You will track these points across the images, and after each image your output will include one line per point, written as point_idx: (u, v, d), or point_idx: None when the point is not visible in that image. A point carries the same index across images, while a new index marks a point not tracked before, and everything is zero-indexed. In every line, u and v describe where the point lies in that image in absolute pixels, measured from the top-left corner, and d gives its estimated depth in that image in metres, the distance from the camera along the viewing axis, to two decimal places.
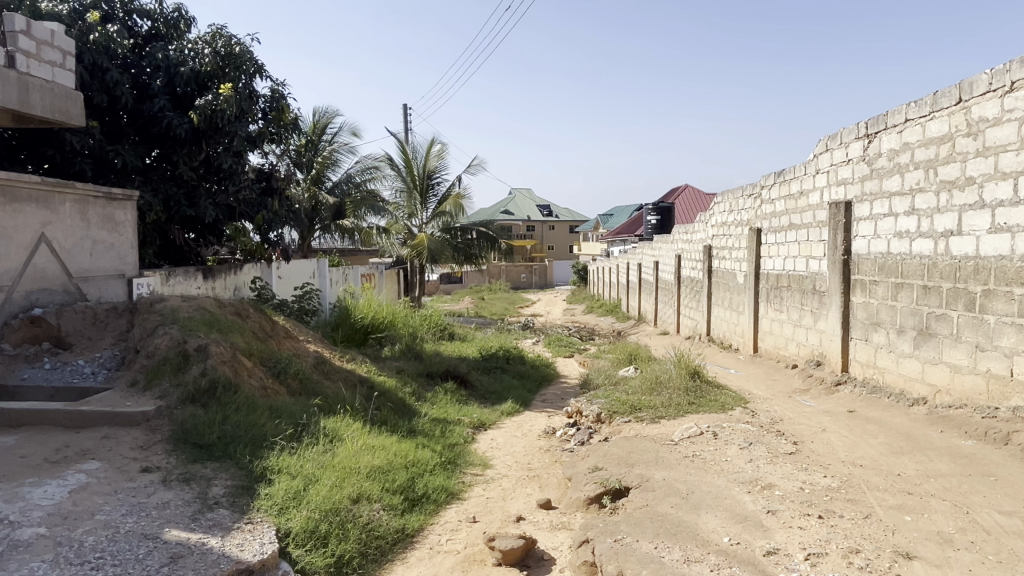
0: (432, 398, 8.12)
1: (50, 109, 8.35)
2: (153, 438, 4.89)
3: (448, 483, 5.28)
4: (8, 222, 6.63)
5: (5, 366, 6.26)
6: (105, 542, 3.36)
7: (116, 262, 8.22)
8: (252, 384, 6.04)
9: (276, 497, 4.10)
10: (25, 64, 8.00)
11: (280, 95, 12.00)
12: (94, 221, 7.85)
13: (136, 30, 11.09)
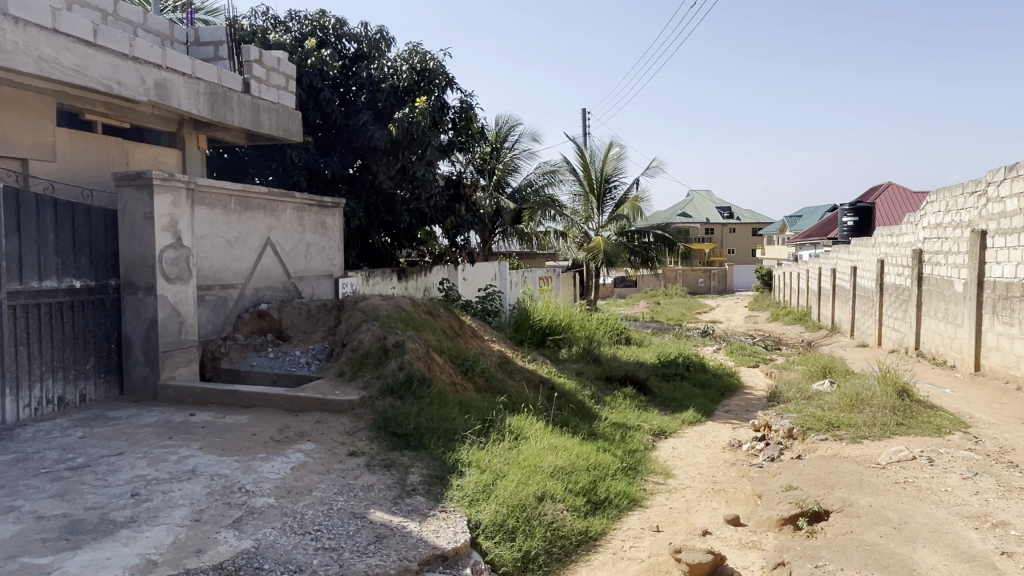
0: (611, 402, 8.09)
1: (275, 127, 9.44)
2: (359, 425, 5.35)
3: (630, 489, 5.23)
4: (243, 228, 7.59)
5: (239, 354, 7.16)
6: (322, 516, 3.72)
7: (325, 263, 9.18)
8: (443, 379, 6.40)
9: (467, 489, 4.30)
10: (258, 89, 9.11)
11: (469, 106, 12.60)
12: (309, 226, 8.81)
13: (345, 52, 12.18)
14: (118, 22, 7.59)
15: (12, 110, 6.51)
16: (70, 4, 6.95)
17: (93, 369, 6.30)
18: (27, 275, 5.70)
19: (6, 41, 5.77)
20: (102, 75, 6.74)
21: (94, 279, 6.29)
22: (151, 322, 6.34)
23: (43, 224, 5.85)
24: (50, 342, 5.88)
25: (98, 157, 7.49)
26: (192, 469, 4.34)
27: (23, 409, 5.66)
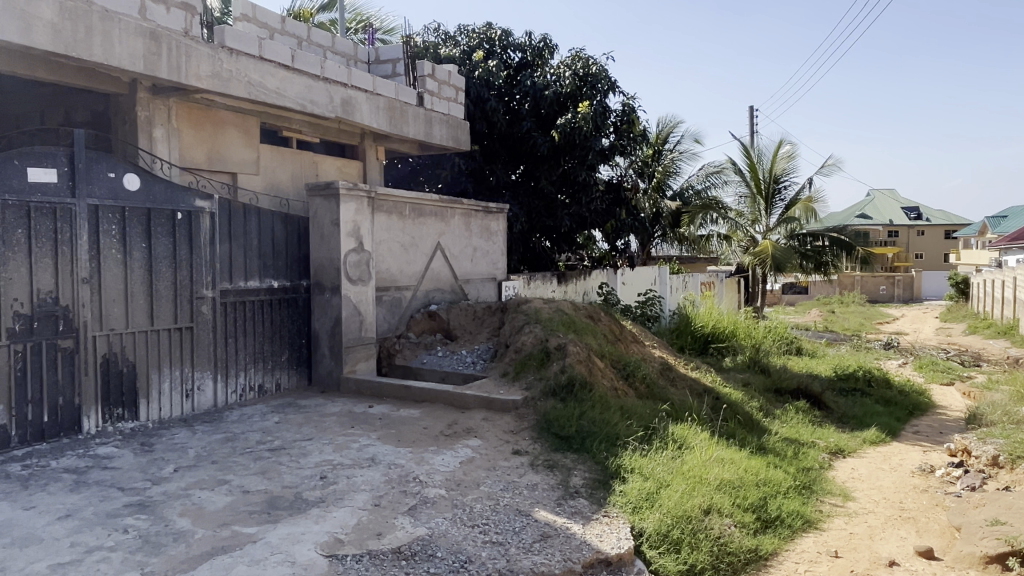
0: (781, 416, 7.65)
1: (446, 137, 9.92)
2: (522, 424, 5.49)
3: (804, 510, 4.91)
4: (416, 233, 8.05)
5: (411, 351, 7.61)
6: (489, 510, 3.86)
7: (489, 267, 9.52)
8: (605, 384, 6.38)
9: (630, 495, 4.26)
10: (431, 101, 9.65)
11: (632, 109, 12.50)
12: (475, 231, 9.19)
13: (510, 62, 12.56)
14: (311, 46, 8.36)
15: (225, 130, 7.38)
16: (272, 33, 7.76)
17: (287, 361, 6.98)
18: (235, 275, 6.42)
19: (223, 70, 6.57)
20: (298, 96, 7.45)
21: (288, 280, 6.96)
22: (336, 320, 6.93)
23: (249, 230, 6.53)
24: (253, 335, 6.59)
25: (293, 170, 8.29)
26: (371, 457, 4.67)
27: (231, 394, 6.41)
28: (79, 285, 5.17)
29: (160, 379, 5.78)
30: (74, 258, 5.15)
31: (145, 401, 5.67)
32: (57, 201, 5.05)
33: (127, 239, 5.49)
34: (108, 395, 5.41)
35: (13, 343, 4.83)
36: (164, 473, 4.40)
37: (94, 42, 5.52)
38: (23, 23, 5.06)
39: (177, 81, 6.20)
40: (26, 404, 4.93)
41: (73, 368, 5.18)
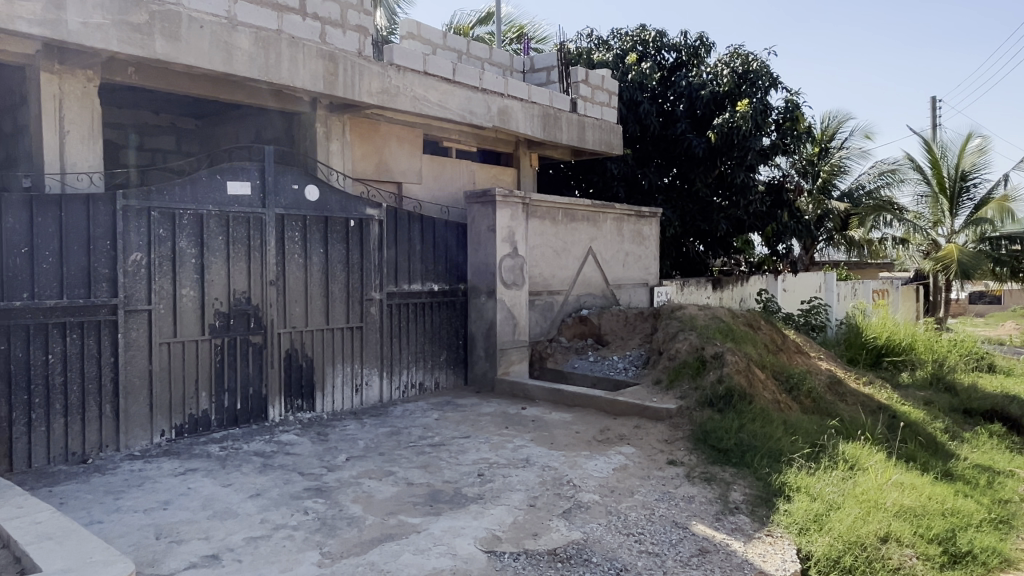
0: (971, 439, 6.87)
1: (598, 142, 9.92)
2: (677, 434, 5.36)
3: (1002, 546, 4.39)
4: (569, 238, 8.11)
5: (562, 355, 7.69)
6: (644, 520, 3.80)
7: (642, 272, 9.40)
8: (766, 397, 6.06)
9: (796, 515, 4.01)
10: (584, 107, 9.69)
11: (795, 105, 11.82)
12: (628, 235, 9.10)
13: (664, 63, 12.31)
14: (470, 59, 8.69)
15: (392, 143, 7.86)
16: (435, 49, 8.15)
17: (446, 361, 7.30)
18: (400, 279, 6.81)
19: (391, 86, 7.01)
20: (458, 107, 7.77)
21: (448, 283, 7.26)
22: (491, 323, 7.16)
23: (413, 236, 6.89)
24: (415, 336, 6.96)
25: (452, 178, 8.66)
26: (526, 458, 4.77)
27: (395, 391, 6.80)
28: (267, 286, 5.72)
29: (333, 374, 6.26)
30: (263, 261, 5.70)
31: (320, 394, 6.16)
32: (250, 211, 5.62)
33: (307, 245, 6.00)
34: (290, 387, 5.95)
35: (214, 337, 5.44)
36: (338, 461, 4.76)
37: (282, 67, 6.09)
38: (225, 53, 5.70)
39: (351, 98, 6.69)
40: (224, 392, 5.52)
41: (262, 361, 5.74)
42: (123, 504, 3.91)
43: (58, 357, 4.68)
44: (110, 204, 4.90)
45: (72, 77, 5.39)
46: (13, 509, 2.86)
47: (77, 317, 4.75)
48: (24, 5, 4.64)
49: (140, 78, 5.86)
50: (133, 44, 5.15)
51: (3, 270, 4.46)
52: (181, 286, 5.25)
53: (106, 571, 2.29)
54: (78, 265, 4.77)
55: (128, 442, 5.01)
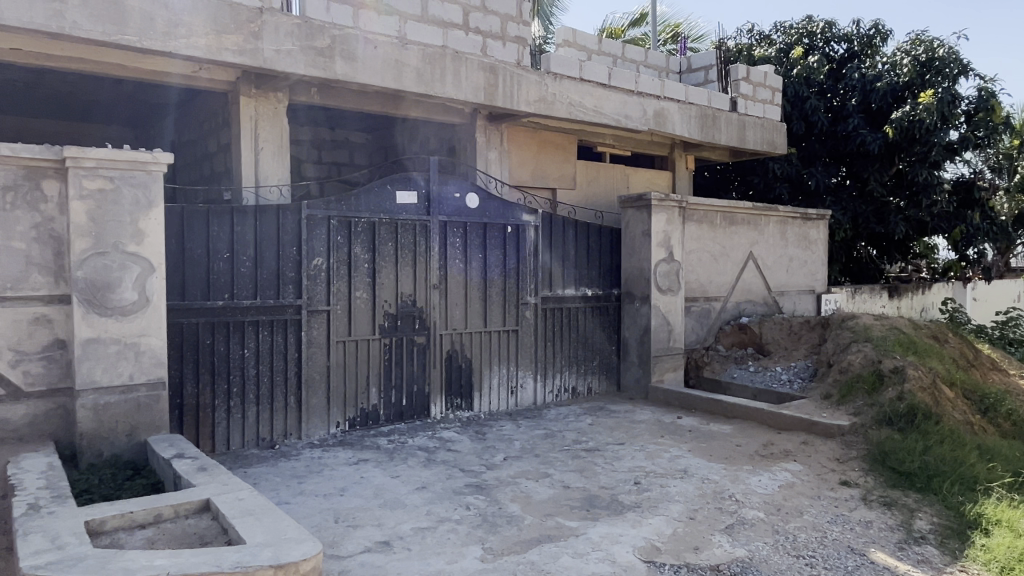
0: None
1: (760, 142, 9.47)
2: (850, 453, 4.99)
3: None
4: (728, 242, 7.81)
5: (720, 364, 7.44)
6: (816, 543, 3.57)
7: (808, 278, 8.85)
8: (957, 417, 5.46)
9: (997, 553, 3.54)
10: (744, 106, 9.29)
11: (991, 94, 10.56)
12: (792, 239, 8.60)
13: (833, 55, 11.51)
14: (626, 63, 8.62)
15: (548, 150, 8.01)
16: (591, 55, 8.17)
17: (599, 366, 7.28)
18: (555, 283, 6.88)
19: (548, 94, 7.13)
20: (614, 112, 7.74)
21: (602, 288, 7.24)
22: (646, 328, 7.07)
23: (568, 241, 6.95)
24: (569, 341, 7.02)
25: (607, 183, 8.66)
26: (684, 469, 4.65)
27: (549, 394, 6.90)
28: (430, 290, 6.03)
29: (491, 375, 6.46)
30: (427, 266, 6.01)
31: (478, 394, 6.38)
32: (416, 218, 5.94)
33: (467, 250, 6.24)
34: (451, 386, 6.21)
35: (384, 337, 5.80)
36: (496, 460, 4.90)
37: (446, 81, 6.39)
38: (395, 70, 6.07)
39: (510, 107, 6.88)
40: (391, 388, 5.88)
41: (425, 361, 6.04)
42: (306, 488, 4.28)
43: (252, 352, 5.20)
44: (295, 213, 5.37)
45: (265, 99, 5.98)
46: (220, 486, 3.21)
47: (268, 315, 5.26)
48: (228, 37, 5.23)
49: (320, 98, 6.39)
50: (316, 66, 5.63)
51: (209, 273, 5.03)
52: (355, 289, 5.65)
53: (299, 548, 2.52)
54: (269, 269, 5.27)
55: (308, 432, 5.47)
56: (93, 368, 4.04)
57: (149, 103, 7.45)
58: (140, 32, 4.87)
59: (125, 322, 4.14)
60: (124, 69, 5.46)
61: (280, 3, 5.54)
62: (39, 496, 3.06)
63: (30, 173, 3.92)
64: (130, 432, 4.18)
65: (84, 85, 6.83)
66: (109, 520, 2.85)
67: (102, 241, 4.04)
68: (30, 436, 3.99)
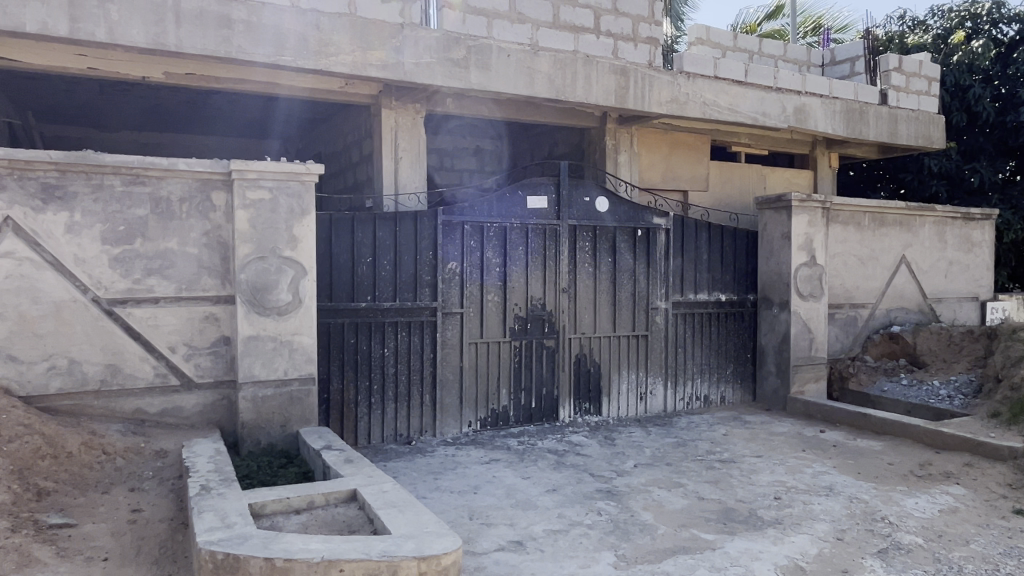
0: None
1: (914, 137, 8.76)
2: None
3: None
4: (877, 245, 7.28)
5: (868, 376, 6.95)
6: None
7: (970, 283, 8.07)
8: None
9: None
10: (896, 98, 8.62)
11: None
12: (952, 241, 7.87)
13: (1002, 38, 10.36)
14: (763, 58, 8.26)
15: (679, 151, 7.83)
16: (725, 52, 7.90)
17: (733, 374, 7.01)
18: (687, 288, 6.70)
19: (681, 94, 6.96)
20: (750, 109, 7.44)
21: (737, 294, 6.97)
22: (785, 336, 6.73)
23: (701, 244, 6.74)
24: (701, 347, 6.81)
25: (742, 184, 8.34)
26: (828, 486, 4.37)
27: (679, 401, 6.73)
28: (560, 294, 6.06)
29: (619, 381, 6.39)
30: (557, 269, 6.04)
31: (607, 399, 6.34)
32: (546, 223, 5.98)
33: (597, 254, 6.21)
34: (579, 390, 6.21)
35: (514, 339, 5.90)
36: (626, 467, 4.84)
37: (578, 85, 6.40)
38: (528, 77, 6.16)
39: (642, 109, 6.78)
40: (521, 390, 5.96)
41: (554, 364, 6.07)
42: (441, 484, 4.43)
43: (391, 351, 5.46)
44: (432, 219, 5.58)
45: (405, 110, 6.28)
46: (365, 478, 3.39)
47: (406, 317, 5.50)
48: (372, 53, 5.53)
49: (455, 107, 6.61)
50: (453, 77, 5.83)
51: (354, 277, 5.34)
52: (486, 292, 5.78)
53: (440, 542, 2.61)
54: (407, 272, 5.51)
55: (442, 429, 5.66)
56: (253, 364, 4.41)
57: (301, 117, 8.03)
58: (295, 53, 5.26)
59: (282, 321, 4.48)
60: (281, 87, 5.92)
61: (419, 19, 5.80)
62: (210, 478, 3.37)
63: (202, 185, 4.32)
64: (284, 424, 4.52)
65: (246, 104, 7.47)
66: (269, 504, 3.07)
67: (262, 247, 4.39)
68: (200, 423, 4.40)
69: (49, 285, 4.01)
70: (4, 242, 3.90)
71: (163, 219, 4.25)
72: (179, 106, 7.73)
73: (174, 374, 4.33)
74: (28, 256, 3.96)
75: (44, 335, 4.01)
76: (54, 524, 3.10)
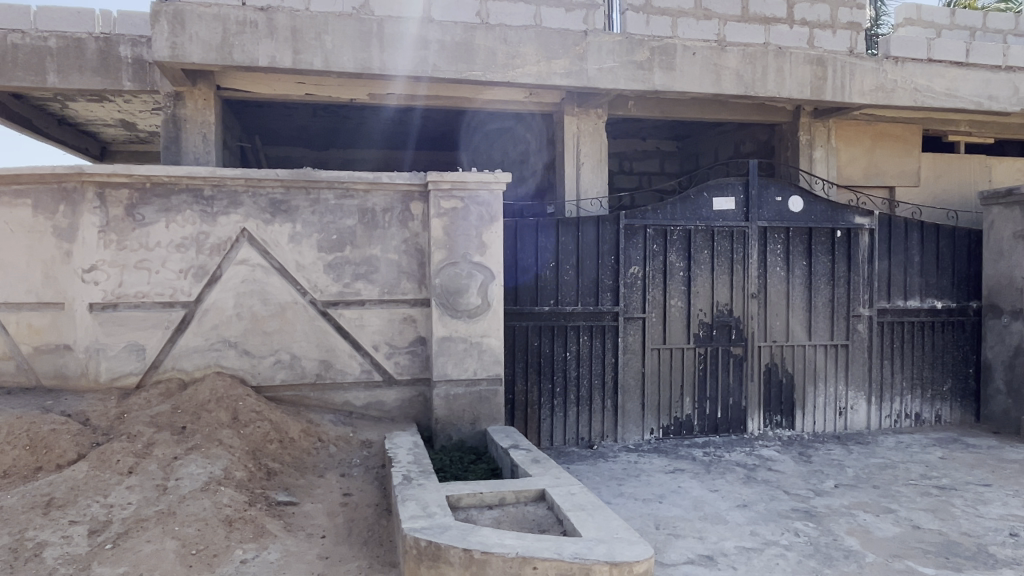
0: None
1: None
2: None
3: None
4: None
5: None
6: None
7: None
8: None
9: None
10: None
11: None
12: None
13: None
14: (989, 34, 7.30)
15: (884, 143, 7.15)
16: (941, 31, 7.08)
17: (950, 391, 6.27)
18: (895, 294, 6.09)
19: (887, 81, 6.35)
20: (973, 93, 6.60)
21: (955, 301, 6.22)
22: (1018, 350, 5.90)
23: (912, 246, 6.10)
24: (912, 358, 6.15)
25: (962, 177, 7.42)
26: None
27: (885, 418, 6.13)
28: (749, 299, 5.76)
29: (815, 393, 5.96)
30: (746, 274, 5.76)
31: (801, 412, 5.93)
32: (734, 225, 5.72)
33: (790, 257, 5.83)
34: (770, 402, 5.87)
35: (699, 346, 5.71)
36: (825, 487, 4.49)
37: (769, 79, 6.06)
38: (714, 75, 5.94)
39: (841, 100, 6.27)
40: (706, 399, 5.75)
41: (742, 373, 5.79)
42: (625, 491, 4.39)
43: (573, 354, 5.51)
44: (614, 223, 5.55)
45: (587, 116, 6.32)
46: (553, 478, 3.45)
47: (588, 321, 5.52)
48: (557, 61, 5.63)
49: (637, 111, 6.55)
50: (636, 80, 5.78)
51: (538, 281, 5.46)
52: (670, 297, 5.65)
53: (631, 549, 2.58)
54: (589, 276, 5.53)
55: (623, 435, 5.62)
56: (446, 363, 4.65)
57: (488, 128, 8.41)
58: (485, 67, 5.50)
59: (472, 323, 4.69)
60: (470, 100, 6.24)
61: (603, 24, 5.83)
62: (410, 469, 3.60)
63: (402, 197, 4.66)
64: (474, 421, 4.72)
65: (439, 118, 7.96)
66: (464, 497, 3.22)
67: (454, 253, 4.63)
68: (399, 417, 4.73)
69: (276, 288, 4.52)
70: (241, 250, 4.46)
71: (369, 228, 4.63)
72: (381, 124, 8.42)
73: (377, 371, 4.69)
74: (260, 263, 4.49)
75: (272, 332, 4.52)
76: (281, 501, 3.48)
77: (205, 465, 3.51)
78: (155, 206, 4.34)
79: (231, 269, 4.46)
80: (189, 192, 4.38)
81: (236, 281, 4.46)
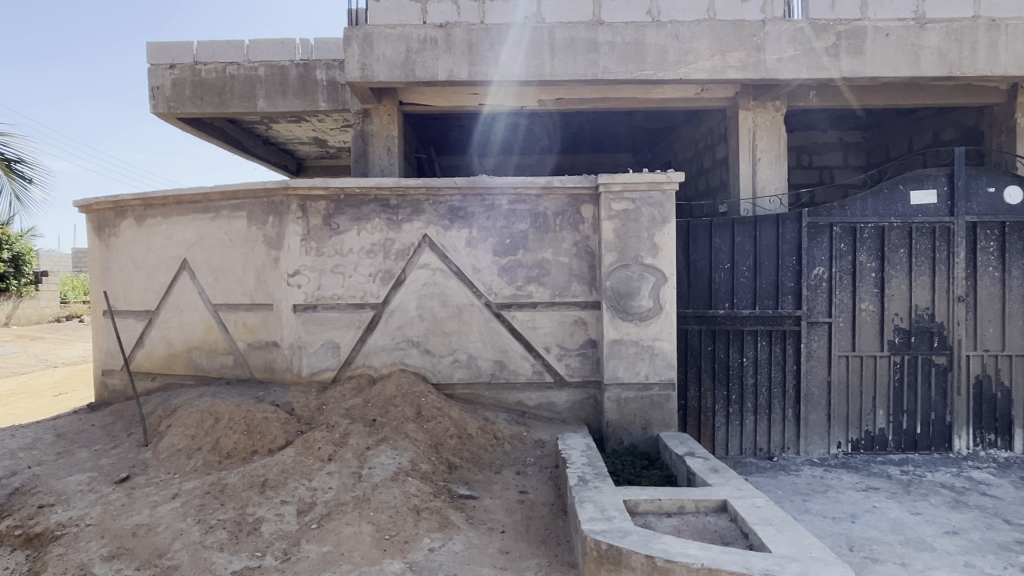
0: None
1: None
2: None
3: None
4: None
5: None
6: None
7: None
8: None
9: None
10: None
11: None
12: None
13: None
14: None
15: None
16: None
17: None
18: None
19: None
20: None
21: None
22: None
23: None
24: None
25: None
26: None
27: None
28: (955, 303, 5.17)
29: None
30: (951, 275, 5.17)
31: (1019, 431, 5.25)
32: (936, 221, 5.15)
33: (1006, 256, 5.17)
34: (980, 418, 5.24)
35: (894, 354, 5.21)
36: None
37: (979, 56, 5.42)
38: (912, 56, 5.41)
39: None
40: (902, 413, 5.24)
41: (947, 385, 5.21)
42: (812, 507, 4.11)
43: (750, 360, 5.26)
44: (796, 222, 5.21)
45: (763, 109, 6.01)
46: (735, 489, 3.31)
47: (767, 325, 5.23)
48: (732, 54, 5.41)
49: (820, 100, 6.13)
50: (820, 68, 5.40)
51: (712, 283, 5.29)
52: (860, 301, 5.20)
53: (828, 569, 2.39)
54: (768, 279, 5.24)
55: (807, 448, 5.27)
56: (617, 366, 4.61)
57: (657, 128, 8.28)
58: (656, 65, 5.42)
59: (643, 326, 4.61)
60: (639, 101, 6.18)
61: (784, 11, 5.49)
62: (585, 471, 3.61)
63: (573, 201, 4.71)
64: (645, 426, 4.64)
65: (605, 121, 7.97)
66: (641, 503, 3.19)
67: (625, 255, 4.57)
68: (570, 418, 4.77)
69: (455, 290, 4.74)
70: (423, 255, 4.73)
71: (541, 232, 4.72)
72: (549, 129, 8.58)
73: (548, 372, 4.77)
74: (440, 267, 4.73)
75: (450, 333, 4.75)
76: (462, 494, 3.64)
77: (394, 456, 3.76)
78: (348, 216, 4.71)
79: (415, 272, 4.74)
80: (377, 203, 4.72)
81: (418, 284, 4.74)
